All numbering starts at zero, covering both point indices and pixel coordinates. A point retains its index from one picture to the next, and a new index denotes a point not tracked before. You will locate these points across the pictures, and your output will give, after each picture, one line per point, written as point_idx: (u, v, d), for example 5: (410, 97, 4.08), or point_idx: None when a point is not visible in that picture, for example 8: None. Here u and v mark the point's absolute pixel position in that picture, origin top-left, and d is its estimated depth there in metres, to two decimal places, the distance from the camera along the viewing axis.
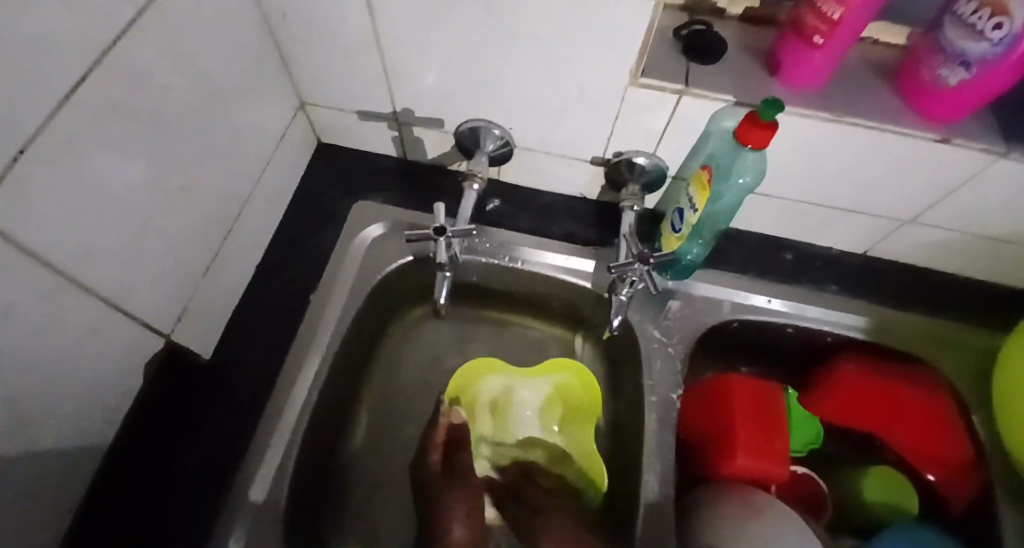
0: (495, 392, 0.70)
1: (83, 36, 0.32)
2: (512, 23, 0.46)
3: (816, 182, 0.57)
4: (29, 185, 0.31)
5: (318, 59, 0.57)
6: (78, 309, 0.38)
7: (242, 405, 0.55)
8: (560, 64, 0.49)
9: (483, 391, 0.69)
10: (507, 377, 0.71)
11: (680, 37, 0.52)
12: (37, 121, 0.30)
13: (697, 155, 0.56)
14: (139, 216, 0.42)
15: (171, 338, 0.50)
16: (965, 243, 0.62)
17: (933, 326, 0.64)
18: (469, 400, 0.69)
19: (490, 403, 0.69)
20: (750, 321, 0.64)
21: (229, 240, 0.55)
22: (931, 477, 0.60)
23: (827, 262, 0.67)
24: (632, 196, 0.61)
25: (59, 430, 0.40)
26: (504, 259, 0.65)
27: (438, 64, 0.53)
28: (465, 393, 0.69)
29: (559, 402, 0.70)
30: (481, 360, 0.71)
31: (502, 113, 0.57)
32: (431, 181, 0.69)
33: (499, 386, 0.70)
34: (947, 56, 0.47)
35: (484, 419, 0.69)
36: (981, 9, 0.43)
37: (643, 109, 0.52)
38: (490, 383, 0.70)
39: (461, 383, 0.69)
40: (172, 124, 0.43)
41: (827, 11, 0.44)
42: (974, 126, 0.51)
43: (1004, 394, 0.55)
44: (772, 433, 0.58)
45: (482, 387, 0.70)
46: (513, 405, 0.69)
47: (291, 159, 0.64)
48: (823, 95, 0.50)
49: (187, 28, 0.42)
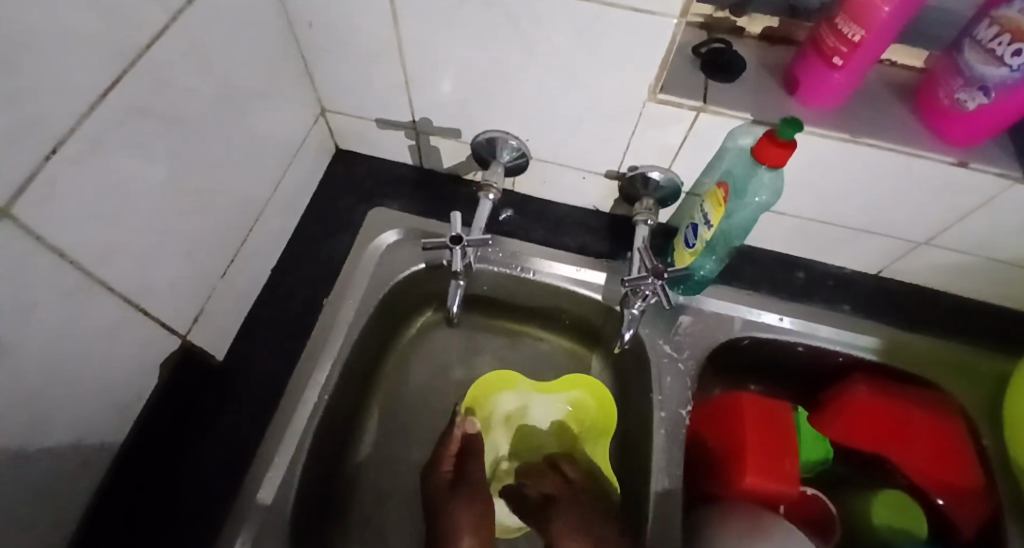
0: (511, 408, 0.70)
1: (115, 38, 0.33)
2: (532, 37, 0.47)
3: (832, 201, 0.57)
4: (55, 181, 0.32)
5: (339, 67, 0.58)
6: (98, 306, 0.38)
7: (253, 407, 0.55)
8: (578, 79, 0.50)
9: (498, 406, 0.70)
10: (523, 393, 0.71)
11: (700, 54, 0.52)
12: (66, 120, 0.31)
13: (713, 172, 0.57)
14: (161, 216, 0.42)
15: (187, 338, 0.50)
16: (979, 266, 0.61)
17: (946, 350, 0.63)
18: (486, 415, 0.70)
19: (506, 419, 0.70)
20: (761, 338, 0.64)
21: (247, 243, 0.56)
22: (940, 502, 0.60)
23: (839, 282, 0.67)
24: (646, 211, 0.61)
25: (72, 427, 0.40)
26: (516, 269, 0.66)
27: (458, 75, 0.54)
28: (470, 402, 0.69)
29: (574, 418, 0.70)
30: (498, 375, 0.70)
31: (519, 125, 0.58)
32: (447, 190, 0.70)
33: (516, 403, 0.71)
34: (965, 79, 0.47)
35: (500, 433, 0.70)
36: (1001, 35, 0.43)
37: (661, 125, 0.53)
38: (506, 399, 0.71)
39: (478, 398, 0.70)
40: (196, 126, 0.43)
41: (847, 33, 0.45)
42: (991, 150, 0.51)
43: (1017, 422, 0.55)
44: (781, 452, 0.57)
45: (498, 403, 0.70)
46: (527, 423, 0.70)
47: (309, 165, 0.65)
48: (840, 115, 0.51)
49: (215, 33, 0.43)
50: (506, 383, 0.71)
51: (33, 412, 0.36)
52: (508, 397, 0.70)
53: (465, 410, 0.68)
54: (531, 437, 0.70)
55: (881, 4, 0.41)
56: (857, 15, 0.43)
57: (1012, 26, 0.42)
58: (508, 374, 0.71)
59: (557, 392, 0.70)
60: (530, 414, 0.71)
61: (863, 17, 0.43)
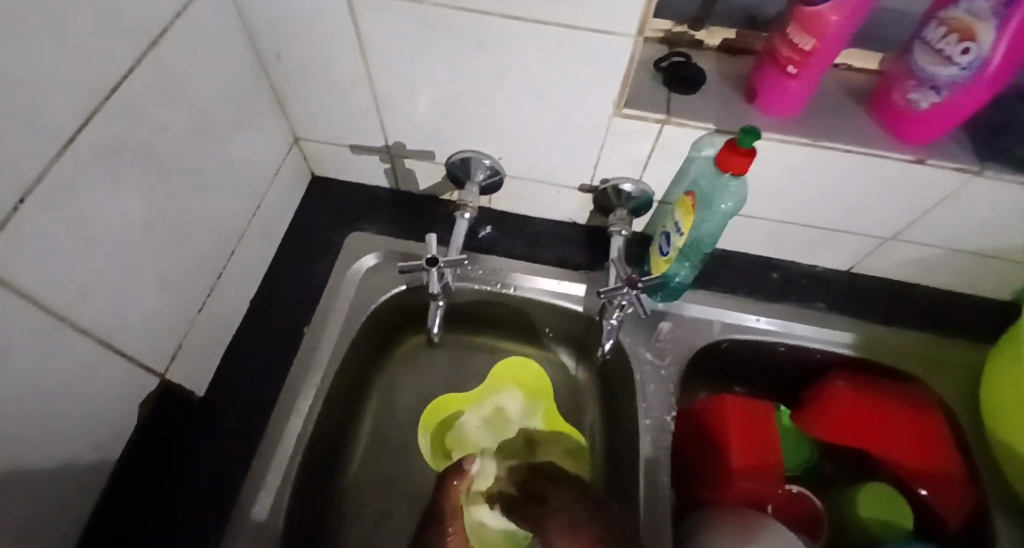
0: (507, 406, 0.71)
1: (82, 86, 0.33)
2: (497, 57, 0.48)
3: (798, 204, 0.59)
4: (26, 229, 0.32)
5: (310, 97, 0.58)
6: (74, 351, 0.38)
7: (237, 441, 0.54)
8: (544, 96, 0.51)
9: (502, 398, 0.71)
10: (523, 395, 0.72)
11: (661, 69, 0.54)
12: (36, 168, 0.31)
13: (682, 181, 0.58)
14: (138, 255, 0.43)
15: (165, 375, 0.50)
16: (946, 258, 0.63)
17: (919, 342, 0.65)
18: (479, 398, 0.71)
19: (494, 413, 0.70)
20: (740, 340, 0.65)
21: (223, 276, 0.56)
22: (924, 491, 0.60)
23: (814, 281, 0.68)
24: (620, 221, 0.62)
25: (52, 475, 0.40)
26: (497, 285, 0.66)
27: (427, 98, 0.55)
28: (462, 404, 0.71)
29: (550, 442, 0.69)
30: (521, 362, 0.73)
31: (490, 144, 0.59)
32: (423, 211, 0.70)
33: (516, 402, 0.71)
34: (918, 80, 0.49)
35: (484, 429, 0.69)
36: (949, 35, 0.45)
37: (628, 138, 0.54)
38: (511, 394, 0.71)
39: (495, 383, 0.72)
40: (168, 161, 0.44)
41: (799, 43, 0.46)
42: (947, 146, 0.52)
43: (996, 405, 0.56)
44: (766, 452, 0.58)
45: (503, 395, 0.71)
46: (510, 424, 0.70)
47: (284, 194, 0.65)
48: (799, 120, 0.52)
49: (182, 70, 0.43)
50: (512, 383, 0.72)
51: (20, 456, 0.36)
52: (511, 399, 0.71)
53: (438, 434, 0.68)
54: (506, 433, 0.69)
55: (830, 13, 0.43)
56: (807, 25, 0.45)
57: (960, 26, 0.44)
58: (521, 364, 0.73)
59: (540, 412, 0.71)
60: (512, 415, 0.70)
61: (813, 26, 0.44)
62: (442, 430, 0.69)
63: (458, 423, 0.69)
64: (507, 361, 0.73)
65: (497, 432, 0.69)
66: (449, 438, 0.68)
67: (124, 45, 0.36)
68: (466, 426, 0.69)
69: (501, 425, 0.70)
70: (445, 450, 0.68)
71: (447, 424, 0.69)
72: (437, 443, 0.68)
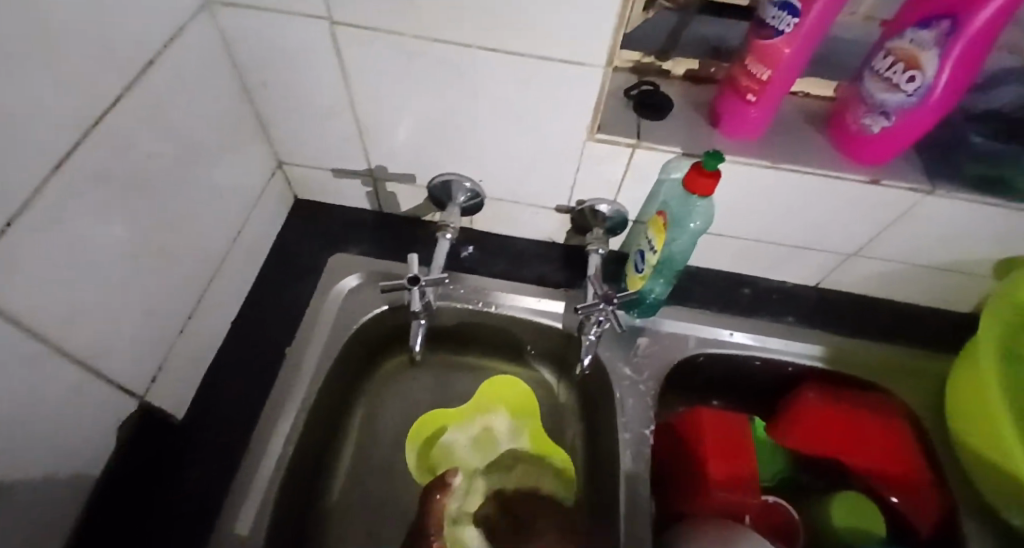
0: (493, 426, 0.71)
1: (73, 111, 0.35)
2: (475, 83, 0.50)
3: (764, 223, 0.62)
4: (15, 253, 0.32)
5: (294, 122, 0.60)
6: (58, 373, 0.38)
7: (217, 465, 0.54)
8: (521, 121, 0.53)
9: (489, 418, 0.72)
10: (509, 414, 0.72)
11: (632, 96, 0.57)
12: (25, 191, 0.32)
13: (654, 201, 0.60)
14: (122, 276, 0.43)
15: (146, 398, 0.50)
16: (906, 272, 0.67)
17: (884, 352, 0.68)
18: (467, 415, 0.72)
19: (479, 432, 0.71)
20: (715, 354, 0.67)
21: (205, 298, 0.56)
22: (894, 499, 0.62)
23: (783, 295, 0.71)
24: (597, 240, 0.64)
25: (37, 498, 0.39)
26: (478, 304, 0.67)
27: (409, 123, 0.56)
28: (450, 420, 0.71)
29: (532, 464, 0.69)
30: (510, 382, 0.74)
31: (470, 167, 0.61)
32: (405, 232, 0.72)
33: (502, 422, 0.71)
34: (868, 106, 0.52)
35: (468, 448, 0.70)
36: (896, 64, 0.49)
37: (602, 161, 0.56)
38: (498, 414, 0.72)
39: (483, 401, 0.72)
40: (153, 184, 0.45)
41: (757, 73, 0.50)
42: (899, 167, 0.56)
43: (959, 411, 0.59)
44: (742, 464, 0.60)
45: (489, 414, 0.72)
46: (495, 443, 0.70)
47: (266, 217, 0.66)
48: (761, 144, 0.55)
49: (169, 96, 0.44)
50: (497, 404, 0.72)
51: (4, 479, 0.35)
52: (497, 420, 0.72)
53: (425, 449, 0.69)
54: (490, 452, 0.69)
55: (784, 45, 0.46)
56: (765, 56, 0.48)
57: (905, 55, 0.48)
58: (509, 383, 0.74)
59: (525, 433, 0.71)
60: (497, 435, 0.71)
61: (769, 57, 0.48)
62: (428, 445, 0.69)
63: (444, 440, 0.69)
64: (496, 380, 0.74)
65: (485, 451, 0.70)
66: (434, 454, 0.68)
67: (113, 73, 0.38)
68: (454, 442, 0.70)
69: (486, 444, 0.70)
70: (429, 466, 0.68)
71: (436, 440, 0.69)
72: (422, 458, 0.68)
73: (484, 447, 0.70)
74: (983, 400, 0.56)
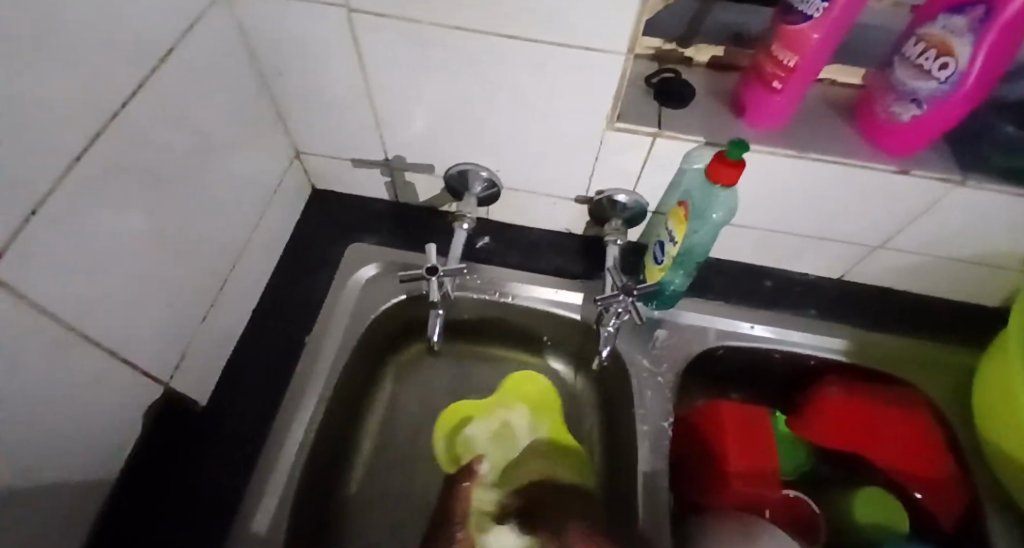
0: (511, 419, 0.69)
1: (90, 104, 0.35)
2: (492, 72, 0.49)
3: (787, 213, 0.61)
4: (37, 242, 0.33)
5: (311, 112, 0.60)
6: (80, 361, 0.39)
7: (239, 451, 0.55)
8: (540, 110, 0.53)
9: (507, 411, 0.69)
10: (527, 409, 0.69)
11: (652, 84, 0.56)
12: (48, 182, 0.33)
13: (675, 191, 0.60)
14: (143, 266, 0.44)
15: (169, 386, 0.51)
16: (932, 265, 0.65)
17: (909, 347, 0.66)
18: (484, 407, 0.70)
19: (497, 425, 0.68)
20: (735, 347, 0.66)
21: (225, 288, 0.57)
22: (919, 495, 0.61)
23: (805, 288, 0.70)
24: (615, 231, 0.64)
25: (62, 482, 0.40)
26: (495, 295, 0.67)
27: (425, 112, 0.56)
28: (468, 409, 0.69)
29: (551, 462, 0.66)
30: (528, 375, 0.71)
31: (486, 157, 0.60)
32: (422, 223, 0.72)
33: (520, 416, 0.69)
34: (898, 95, 0.51)
35: (485, 440, 0.67)
36: (927, 51, 0.47)
37: (622, 151, 0.56)
38: (516, 409, 0.69)
39: (502, 394, 0.70)
40: (173, 175, 0.45)
41: (782, 60, 0.48)
42: (929, 157, 0.54)
43: (988, 407, 0.58)
44: (761, 456, 0.59)
45: (507, 407, 0.69)
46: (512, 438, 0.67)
47: (285, 207, 0.66)
48: (785, 132, 0.54)
49: (186, 88, 0.44)
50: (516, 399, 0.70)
51: (30, 466, 0.36)
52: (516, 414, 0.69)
53: (448, 436, 0.68)
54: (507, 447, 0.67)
55: (810, 32, 0.45)
56: (790, 42, 0.47)
57: (937, 42, 0.46)
58: (528, 376, 0.71)
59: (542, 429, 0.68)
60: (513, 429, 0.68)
61: (795, 43, 0.46)
62: (454, 434, 0.68)
63: (466, 431, 0.68)
64: (514, 372, 0.72)
65: (502, 444, 0.67)
66: (458, 444, 0.67)
67: (131, 64, 0.38)
68: (473, 432, 0.68)
69: (502, 438, 0.67)
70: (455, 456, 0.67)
71: (459, 429, 0.68)
72: (449, 446, 0.67)
73: (504, 440, 0.67)
74: (1011, 400, 0.54)
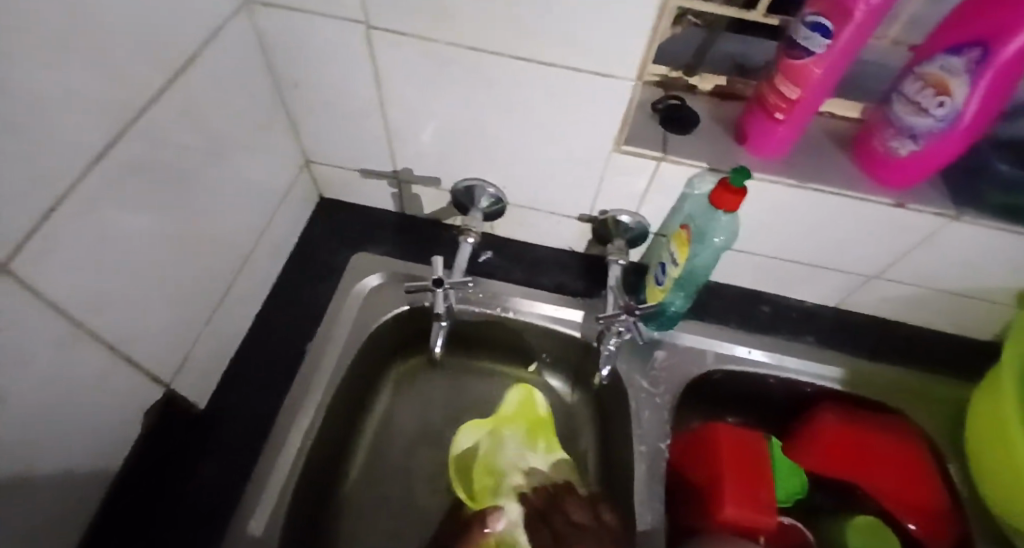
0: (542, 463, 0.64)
1: (115, 108, 0.36)
2: (504, 91, 0.51)
3: (786, 241, 0.62)
4: (59, 235, 0.34)
5: (325, 122, 0.61)
6: (88, 357, 0.39)
7: (237, 457, 0.54)
8: (548, 130, 0.54)
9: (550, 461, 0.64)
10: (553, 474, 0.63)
11: (657, 110, 0.58)
12: (69, 180, 0.33)
13: (676, 215, 0.61)
14: (155, 266, 0.44)
15: (171, 388, 0.51)
16: (927, 296, 0.66)
17: (903, 377, 0.67)
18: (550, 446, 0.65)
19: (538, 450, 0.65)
20: (731, 371, 0.67)
21: (230, 292, 0.57)
22: (912, 526, 0.60)
23: (802, 314, 0.71)
24: (618, 251, 0.65)
25: (61, 481, 0.40)
26: (497, 309, 0.68)
27: (435, 128, 0.57)
28: (542, 421, 0.67)
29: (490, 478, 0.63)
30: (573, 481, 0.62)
31: (494, 173, 0.62)
32: (428, 235, 0.73)
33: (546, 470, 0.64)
34: (896, 129, 0.52)
35: (531, 438, 0.66)
36: (925, 89, 0.49)
37: (626, 172, 0.57)
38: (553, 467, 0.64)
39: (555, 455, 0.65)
40: (188, 179, 0.46)
41: (785, 92, 0.50)
42: (926, 191, 0.56)
43: (978, 437, 0.58)
44: (758, 482, 0.59)
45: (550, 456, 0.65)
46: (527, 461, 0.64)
47: (292, 215, 0.67)
48: (786, 162, 0.56)
49: (207, 95, 0.46)
50: (508, 422, 0.67)
51: (30, 460, 0.36)
52: (512, 431, 0.66)
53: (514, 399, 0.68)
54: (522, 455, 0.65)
55: (814, 66, 0.47)
56: (794, 75, 0.48)
57: (935, 81, 0.48)
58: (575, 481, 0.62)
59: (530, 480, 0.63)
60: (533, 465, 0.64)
61: (798, 77, 0.48)
62: (520, 404, 0.68)
63: (527, 423, 0.67)
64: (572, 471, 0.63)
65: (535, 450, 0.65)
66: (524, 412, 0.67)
67: (156, 69, 0.39)
68: (531, 435, 0.66)
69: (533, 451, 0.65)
70: (512, 414, 0.67)
71: (526, 411, 0.68)
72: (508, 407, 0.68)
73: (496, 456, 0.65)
74: (1001, 426, 0.55)
